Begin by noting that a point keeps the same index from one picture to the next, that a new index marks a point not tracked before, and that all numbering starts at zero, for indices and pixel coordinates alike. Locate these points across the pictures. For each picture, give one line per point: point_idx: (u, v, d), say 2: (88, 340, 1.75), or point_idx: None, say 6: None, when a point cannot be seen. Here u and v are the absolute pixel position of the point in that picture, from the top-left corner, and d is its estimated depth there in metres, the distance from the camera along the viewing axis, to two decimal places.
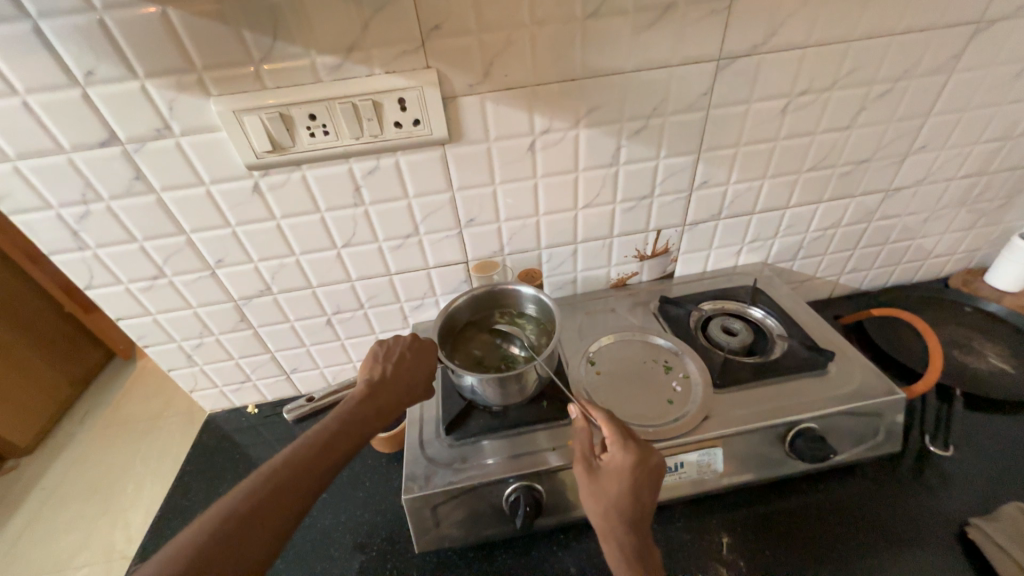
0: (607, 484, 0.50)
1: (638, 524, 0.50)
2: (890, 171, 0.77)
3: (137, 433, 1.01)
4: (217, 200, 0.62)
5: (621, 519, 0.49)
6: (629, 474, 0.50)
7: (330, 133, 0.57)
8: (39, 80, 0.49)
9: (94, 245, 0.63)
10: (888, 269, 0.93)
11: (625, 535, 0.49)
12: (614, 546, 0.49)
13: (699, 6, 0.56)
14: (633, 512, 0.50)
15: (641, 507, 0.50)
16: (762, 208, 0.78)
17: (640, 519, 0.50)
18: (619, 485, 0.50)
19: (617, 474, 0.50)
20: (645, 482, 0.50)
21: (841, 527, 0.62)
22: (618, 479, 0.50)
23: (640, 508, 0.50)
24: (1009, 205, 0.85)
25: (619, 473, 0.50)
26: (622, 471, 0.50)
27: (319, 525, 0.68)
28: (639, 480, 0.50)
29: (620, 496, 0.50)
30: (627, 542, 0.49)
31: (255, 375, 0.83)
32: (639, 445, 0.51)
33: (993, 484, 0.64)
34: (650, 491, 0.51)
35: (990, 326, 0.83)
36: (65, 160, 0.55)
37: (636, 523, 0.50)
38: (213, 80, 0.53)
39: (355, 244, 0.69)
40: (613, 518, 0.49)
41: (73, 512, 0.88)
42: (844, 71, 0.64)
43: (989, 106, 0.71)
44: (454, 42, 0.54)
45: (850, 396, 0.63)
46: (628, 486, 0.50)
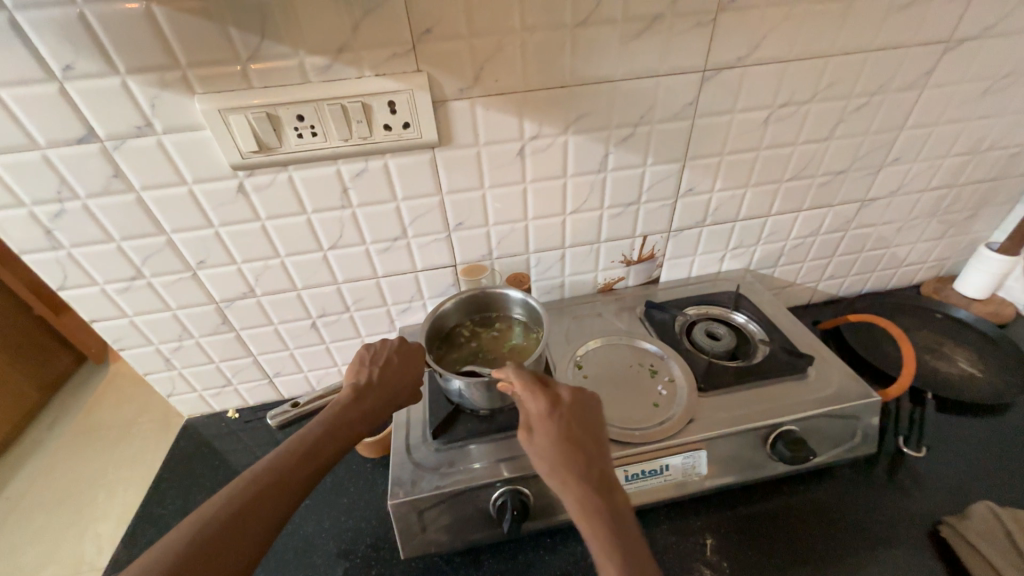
0: (540, 436, 0.51)
1: (586, 469, 0.49)
2: (865, 181, 0.80)
3: (110, 439, 0.97)
4: (199, 200, 0.60)
5: (566, 465, 0.49)
6: (551, 416, 0.52)
7: (318, 134, 0.57)
8: (12, 74, 0.48)
9: (69, 245, 0.61)
10: (864, 276, 0.96)
11: (578, 483, 0.48)
12: (573, 501, 0.48)
13: (685, 18, 0.57)
14: (571, 456, 0.49)
15: (578, 447, 0.50)
16: (745, 215, 0.80)
17: (586, 462, 0.49)
18: (548, 431, 0.51)
19: (540, 424, 0.51)
20: (569, 421, 0.52)
21: (820, 527, 0.63)
22: (544, 425, 0.51)
23: (580, 450, 0.50)
24: (977, 216, 0.89)
25: (543, 419, 0.52)
26: (543, 417, 0.52)
27: (302, 532, 0.67)
28: (561, 421, 0.51)
29: (553, 441, 0.50)
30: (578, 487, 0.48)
31: (236, 379, 0.81)
32: (547, 391, 0.53)
33: (963, 485, 0.66)
34: (582, 430, 0.51)
35: (959, 332, 0.86)
36: (40, 157, 0.53)
37: (581, 466, 0.49)
38: (198, 78, 0.52)
39: (342, 246, 0.69)
40: (559, 470, 0.49)
41: (40, 523, 0.84)
42: (823, 85, 0.66)
43: (958, 121, 0.74)
44: (445, 46, 0.54)
45: (828, 400, 0.65)
46: (555, 429, 0.51)
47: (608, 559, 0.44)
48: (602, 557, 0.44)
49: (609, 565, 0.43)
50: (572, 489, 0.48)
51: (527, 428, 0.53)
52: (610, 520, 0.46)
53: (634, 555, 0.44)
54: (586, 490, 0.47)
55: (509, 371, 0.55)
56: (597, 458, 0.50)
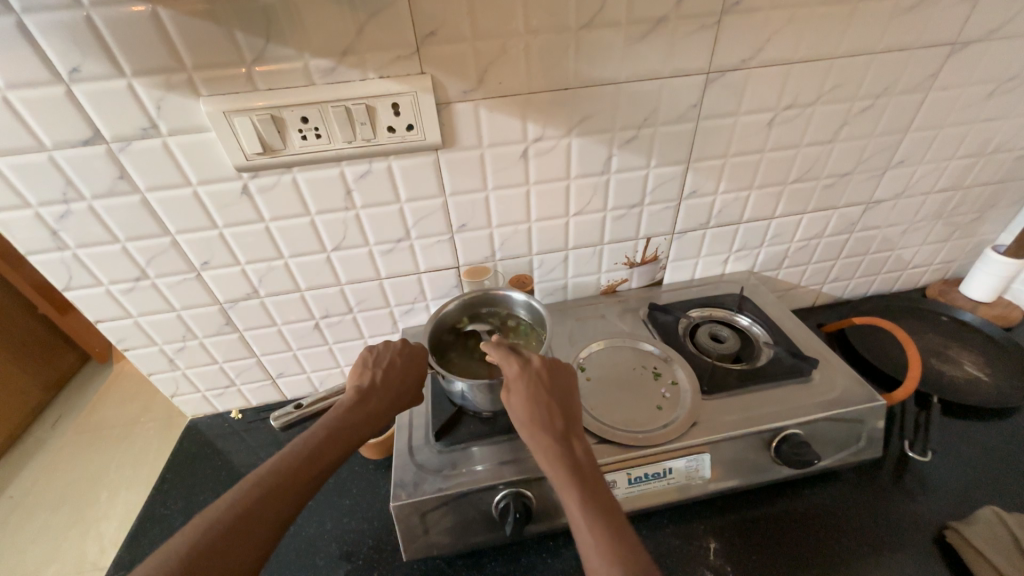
0: (515, 399, 0.52)
1: (556, 428, 0.50)
2: (870, 183, 0.79)
3: (114, 439, 0.98)
4: (204, 201, 0.61)
5: (539, 425, 0.50)
6: (525, 379, 0.53)
7: (323, 136, 0.57)
8: (20, 76, 0.48)
9: (74, 245, 0.61)
10: (869, 278, 0.95)
11: (548, 441, 0.49)
12: (546, 459, 0.48)
13: (689, 21, 0.57)
14: (541, 415, 0.50)
15: (552, 408, 0.51)
16: (749, 217, 0.80)
17: (559, 422, 0.50)
18: (522, 393, 0.52)
19: (512, 386, 0.53)
20: (543, 383, 0.53)
21: (824, 532, 0.63)
22: (519, 388, 0.52)
23: (553, 411, 0.51)
24: (983, 218, 0.88)
25: (517, 382, 0.53)
26: (517, 379, 0.53)
27: (305, 533, 0.67)
28: (533, 383, 0.52)
29: (527, 402, 0.51)
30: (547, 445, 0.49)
31: (240, 380, 0.82)
32: (519, 356, 0.55)
33: (969, 490, 0.66)
34: (555, 393, 0.53)
35: (965, 335, 0.86)
36: (46, 159, 0.54)
37: (554, 426, 0.50)
38: (204, 80, 0.52)
39: (345, 248, 0.69)
40: (529, 429, 0.50)
41: (43, 522, 0.84)
42: (828, 87, 0.66)
43: (964, 124, 0.74)
44: (448, 48, 0.55)
45: (833, 403, 0.64)
46: (529, 391, 0.52)
47: (579, 508, 0.45)
48: (574, 508, 0.45)
49: (579, 515, 0.44)
50: (546, 447, 0.49)
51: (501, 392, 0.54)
52: (581, 474, 0.47)
53: (604, 505, 0.45)
54: (558, 447, 0.48)
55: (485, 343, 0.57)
56: (568, 419, 0.51)
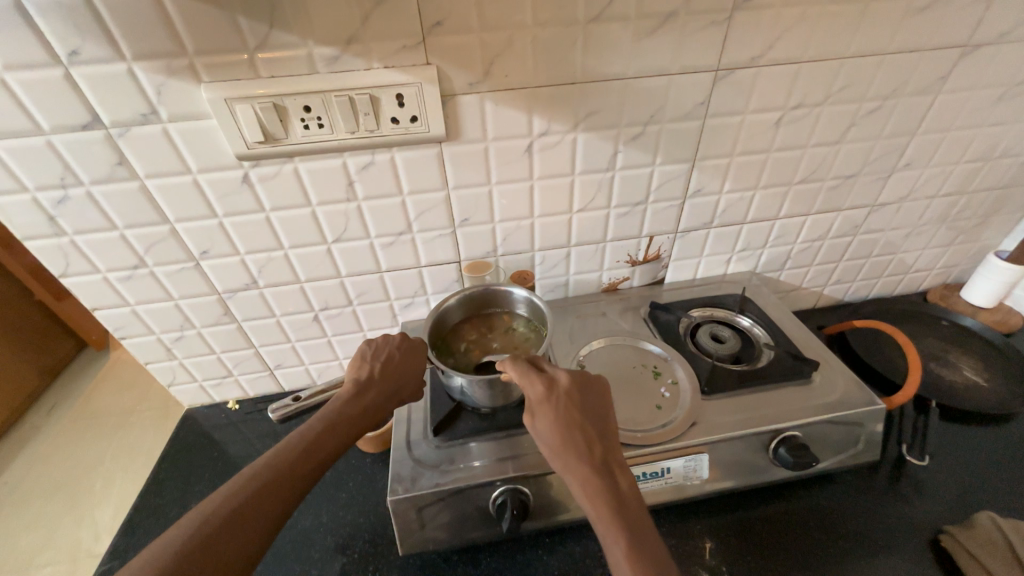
0: (543, 423, 0.51)
1: (588, 453, 0.49)
2: (875, 186, 0.79)
3: (110, 427, 0.97)
4: (204, 190, 0.60)
5: (571, 453, 0.49)
6: (552, 402, 0.51)
7: (325, 126, 0.56)
8: (17, 58, 0.47)
9: (71, 232, 0.60)
10: (870, 282, 0.95)
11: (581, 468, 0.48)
12: (581, 489, 0.48)
13: (699, 16, 0.56)
14: (573, 441, 0.50)
15: (583, 434, 0.50)
16: (752, 218, 0.79)
17: (591, 448, 0.49)
18: (550, 417, 0.51)
19: (540, 409, 0.52)
20: (572, 406, 0.51)
21: (820, 534, 0.63)
22: (546, 412, 0.51)
23: (585, 437, 0.50)
24: (987, 224, 0.88)
25: (543, 405, 0.52)
26: (544, 402, 0.52)
27: (301, 525, 0.67)
28: (561, 406, 0.51)
29: (557, 427, 0.50)
30: (580, 473, 0.48)
31: (237, 370, 0.81)
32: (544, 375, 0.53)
33: (965, 495, 0.66)
34: (586, 417, 0.51)
35: (965, 340, 0.86)
36: (44, 142, 0.53)
37: (587, 453, 0.49)
38: (205, 66, 0.51)
39: (346, 240, 0.68)
40: (563, 456, 0.49)
41: (38, 508, 0.84)
42: (837, 87, 0.65)
43: (971, 127, 0.73)
44: (455, 39, 0.54)
45: (832, 406, 0.64)
46: (558, 415, 0.51)
47: (619, 545, 0.43)
48: (613, 542, 0.44)
49: (620, 552, 0.43)
50: (580, 476, 0.48)
51: (528, 416, 0.53)
52: (620, 506, 0.46)
53: (646, 542, 0.44)
54: (593, 477, 0.48)
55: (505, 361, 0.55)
56: (600, 441, 0.50)
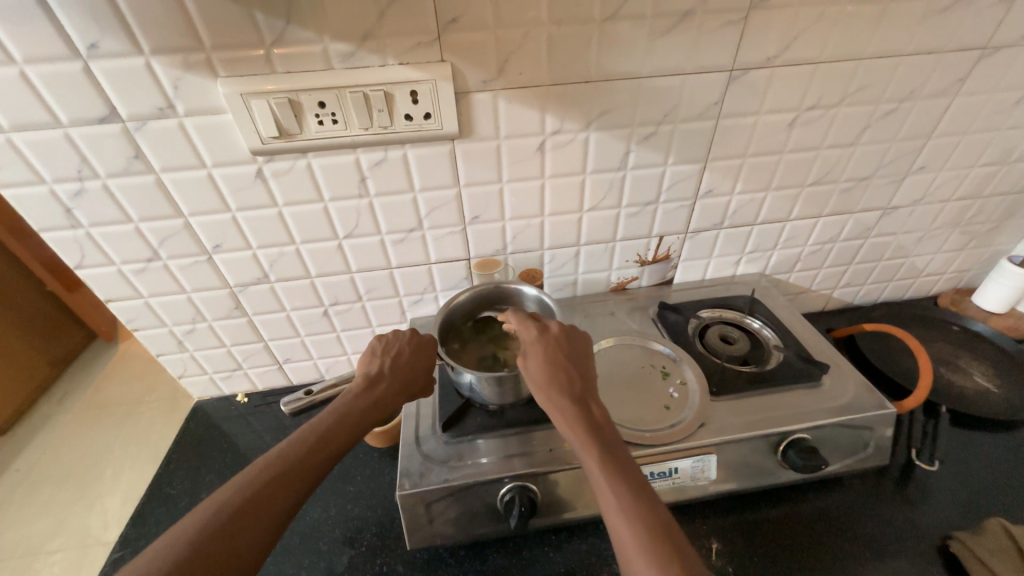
0: (532, 360, 0.53)
1: (572, 388, 0.51)
2: (889, 189, 0.78)
3: (119, 417, 0.98)
4: (218, 183, 0.60)
5: (556, 387, 0.51)
6: (542, 344, 0.54)
7: (339, 122, 0.56)
8: (38, 51, 0.48)
9: (87, 224, 0.61)
10: (881, 285, 0.94)
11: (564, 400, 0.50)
12: (563, 419, 0.49)
13: (715, 16, 0.56)
14: (559, 376, 0.51)
15: (569, 372, 0.52)
16: (764, 219, 0.79)
17: (575, 384, 0.51)
18: (540, 356, 0.53)
19: (531, 350, 0.54)
20: (561, 348, 0.54)
21: (827, 537, 0.63)
22: (536, 351, 0.54)
23: (571, 375, 0.52)
24: (1000, 228, 0.87)
25: (534, 346, 0.54)
26: (536, 344, 0.54)
27: (308, 518, 0.67)
28: (550, 348, 0.54)
29: (545, 363, 0.52)
30: (563, 404, 0.49)
31: (247, 364, 0.82)
32: (539, 323, 0.56)
33: (975, 500, 0.65)
34: (574, 359, 0.54)
35: (976, 345, 0.85)
36: (62, 135, 0.53)
37: (571, 388, 0.51)
38: (222, 61, 0.51)
39: (358, 235, 0.68)
40: (547, 390, 0.51)
41: (48, 496, 0.85)
42: (853, 88, 0.65)
43: (988, 131, 0.73)
44: (470, 37, 0.54)
45: (842, 409, 0.64)
46: (547, 354, 0.53)
47: (597, 465, 0.44)
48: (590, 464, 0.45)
49: (599, 472, 0.44)
50: (562, 407, 0.49)
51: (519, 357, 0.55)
52: (600, 435, 0.47)
53: (624, 466, 0.45)
54: (576, 408, 0.49)
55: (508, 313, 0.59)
56: (585, 382, 0.52)
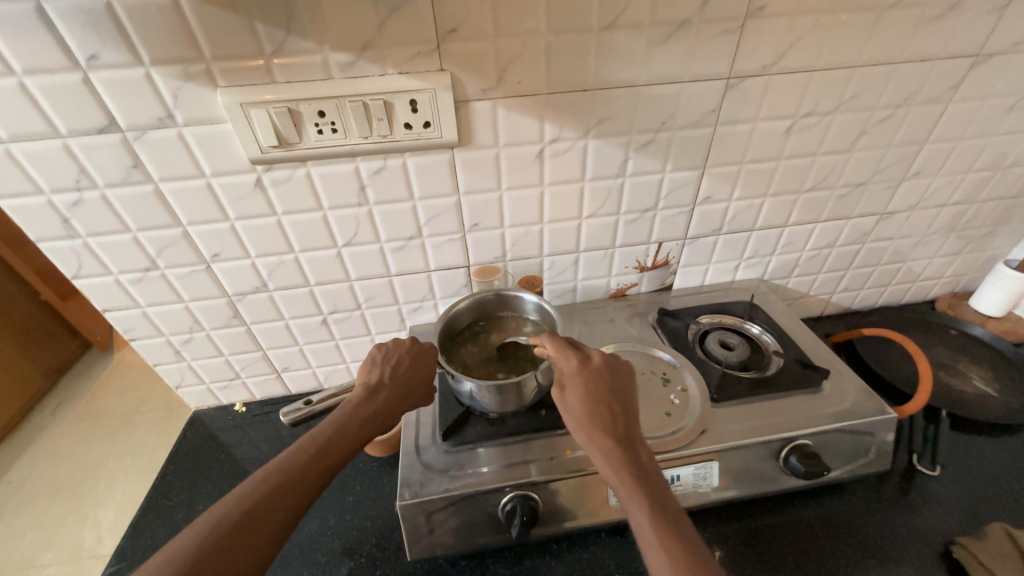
0: (572, 395, 0.53)
1: (615, 427, 0.50)
2: (885, 195, 0.79)
3: (114, 427, 0.97)
4: (217, 192, 0.60)
5: (598, 426, 0.50)
6: (583, 377, 0.53)
7: (338, 130, 0.56)
8: (37, 62, 0.48)
9: (85, 234, 0.61)
10: (879, 290, 0.95)
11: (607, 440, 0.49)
12: (606, 460, 0.48)
13: (712, 25, 0.57)
14: (602, 414, 0.51)
15: (612, 408, 0.51)
16: (761, 225, 0.79)
17: (617, 422, 0.51)
18: (581, 390, 0.52)
19: (571, 382, 0.53)
20: (602, 382, 0.53)
21: (830, 543, 0.62)
22: (577, 384, 0.53)
23: (614, 413, 0.51)
24: (996, 233, 0.88)
25: (574, 379, 0.53)
26: (577, 376, 0.53)
27: (307, 529, 0.67)
28: (592, 381, 0.53)
29: (586, 399, 0.52)
30: (605, 444, 0.49)
31: (245, 373, 0.81)
32: (579, 352, 0.55)
33: (976, 505, 0.65)
34: (615, 393, 0.53)
35: (974, 349, 0.85)
36: (60, 145, 0.53)
37: (613, 426, 0.50)
38: (222, 71, 0.51)
39: (357, 244, 0.68)
40: (588, 428, 0.50)
41: (41, 509, 0.84)
42: (848, 95, 0.65)
43: (982, 136, 0.73)
44: (469, 46, 0.54)
45: (843, 415, 0.64)
46: (588, 388, 0.53)
47: (644, 513, 0.44)
48: (636, 511, 0.45)
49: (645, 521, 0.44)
50: (605, 448, 0.49)
51: (558, 389, 0.54)
52: (645, 480, 0.47)
53: (671, 515, 0.45)
54: (619, 450, 0.49)
55: (544, 337, 0.58)
56: (627, 418, 0.51)
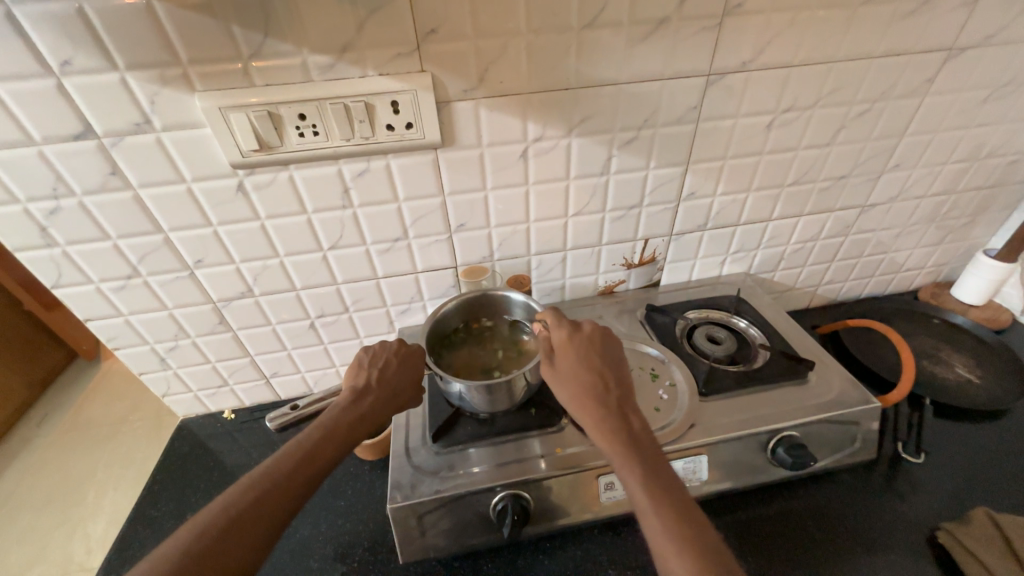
0: (563, 364, 0.55)
1: (603, 395, 0.52)
2: (866, 187, 0.80)
3: (101, 438, 0.96)
4: (198, 198, 0.60)
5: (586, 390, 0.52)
6: (574, 347, 0.55)
7: (320, 133, 0.56)
8: (8, 69, 0.47)
9: (64, 243, 0.60)
10: (863, 281, 0.96)
11: (596, 407, 0.51)
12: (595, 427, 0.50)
13: (691, 22, 0.57)
14: (590, 383, 0.53)
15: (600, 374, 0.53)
16: (746, 220, 0.80)
17: (607, 392, 0.52)
18: (570, 360, 0.55)
19: (561, 355, 0.55)
20: (592, 351, 0.55)
21: (819, 533, 0.63)
22: (567, 353, 0.55)
23: (603, 379, 0.53)
24: (975, 222, 0.89)
25: (564, 349, 0.56)
26: (567, 345, 0.56)
27: (299, 535, 0.66)
28: (580, 353, 0.55)
29: (576, 365, 0.54)
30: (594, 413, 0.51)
31: (233, 380, 0.81)
32: (569, 326, 0.58)
33: (960, 491, 0.67)
34: (604, 361, 0.55)
35: (956, 337, 0.87)
36: (35, 153, 0.52)
37: (602, 395, 0.52)
38: (199, 75, 0.51)
39: (342, 247, 0.68)
40: (578, 398, 0.52)
41: (28, 522, 0.83)
42: (827, 90, 0.66)
43: (958, 128, 0.75)
44: (449, 46, 0.54)
45: (829, 405, 0.65)
46: (577, 356, 0.55)
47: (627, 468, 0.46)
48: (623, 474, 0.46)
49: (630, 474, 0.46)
50: (592, 411, 0.51)
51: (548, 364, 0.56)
52: (630, 437, 0.48)
53: (655, 472, 0.46)
54: (607, 416, 0.50)
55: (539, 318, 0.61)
56: (615, 387, 0.53)
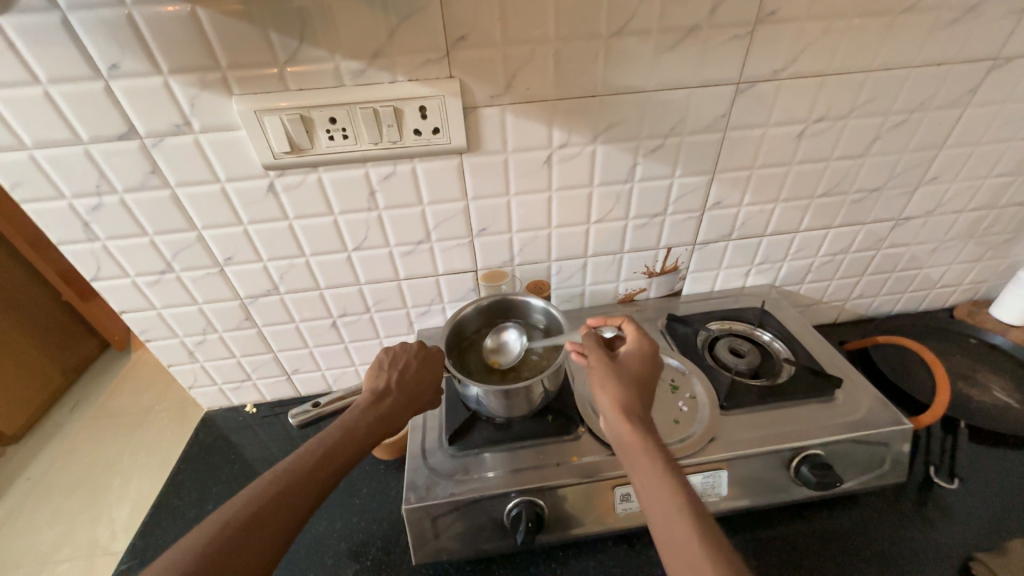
0: (627, 363, 0.56)
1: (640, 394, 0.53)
2: (901, 200, 0.77)
3: (129, 426, 0.99)
4: (230, 197, 0.61)
5: (637, 389, 0.53)
6: (647, 354, 0.57)
7: (349, 136, 0.57)
8: (61, 71, 0.49)
9: (104, 237, 0.62)
10: (894, 296, 0.93)
11: (630, 400, 0.51)
12: (623, 412, 0.50)
13: (721, 31, 0.56)
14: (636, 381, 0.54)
15: (650, 392, 0.54)
16: (772, 231, 0.79)
17: (644, 396, 0.53)
18: (631, 363, 0.56)
19: (632, 355, 0.57)
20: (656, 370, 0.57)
21: (842, 557, 0.61)
22: (638, 353, 0.57)
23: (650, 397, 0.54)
24: (1017, 239, 0.86)
25: (637, 350, 0.57)
26: (644, 350, 0.57)
27: (314, 532, 0.67)
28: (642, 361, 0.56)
29: (641, 369, 0.56)
30: (625, 402, 0.51)
31: (256, 374, 0.82)
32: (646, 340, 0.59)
33: (997, 520, 0.63)
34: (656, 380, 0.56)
35: (994, 359, 0.83)
36: (82, 151, 0.55)
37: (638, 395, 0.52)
38: (237, 79, 0.53)
39: (366, 248, 0.69)
40: (618, 384, 0.53)
41: (60, 504, 0.86)
42: (861, 100, 0.65)
43: (1001, 141, 0.72)
44: (478, 53, 0.55)
45: (857, 424, 0.62)
46: (646, 362, 0.57)
47: (661, 463, 0.46)
48: (647, 461, 0.46)
49: (661, 468, 0.45)
50: (638, 408, 0.51)
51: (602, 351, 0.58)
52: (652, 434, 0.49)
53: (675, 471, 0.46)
54: (637, 409, 0.51)
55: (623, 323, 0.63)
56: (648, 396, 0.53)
